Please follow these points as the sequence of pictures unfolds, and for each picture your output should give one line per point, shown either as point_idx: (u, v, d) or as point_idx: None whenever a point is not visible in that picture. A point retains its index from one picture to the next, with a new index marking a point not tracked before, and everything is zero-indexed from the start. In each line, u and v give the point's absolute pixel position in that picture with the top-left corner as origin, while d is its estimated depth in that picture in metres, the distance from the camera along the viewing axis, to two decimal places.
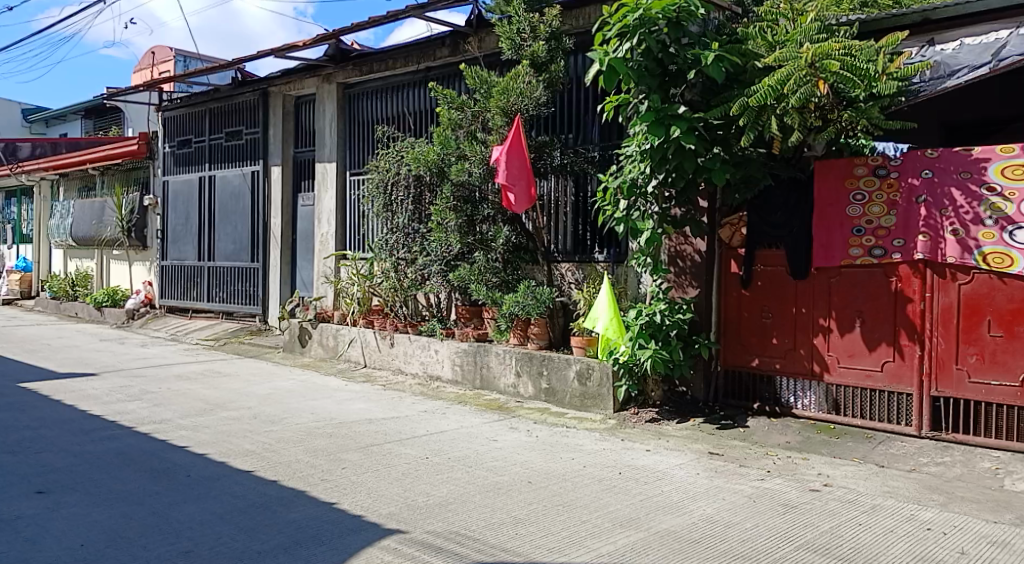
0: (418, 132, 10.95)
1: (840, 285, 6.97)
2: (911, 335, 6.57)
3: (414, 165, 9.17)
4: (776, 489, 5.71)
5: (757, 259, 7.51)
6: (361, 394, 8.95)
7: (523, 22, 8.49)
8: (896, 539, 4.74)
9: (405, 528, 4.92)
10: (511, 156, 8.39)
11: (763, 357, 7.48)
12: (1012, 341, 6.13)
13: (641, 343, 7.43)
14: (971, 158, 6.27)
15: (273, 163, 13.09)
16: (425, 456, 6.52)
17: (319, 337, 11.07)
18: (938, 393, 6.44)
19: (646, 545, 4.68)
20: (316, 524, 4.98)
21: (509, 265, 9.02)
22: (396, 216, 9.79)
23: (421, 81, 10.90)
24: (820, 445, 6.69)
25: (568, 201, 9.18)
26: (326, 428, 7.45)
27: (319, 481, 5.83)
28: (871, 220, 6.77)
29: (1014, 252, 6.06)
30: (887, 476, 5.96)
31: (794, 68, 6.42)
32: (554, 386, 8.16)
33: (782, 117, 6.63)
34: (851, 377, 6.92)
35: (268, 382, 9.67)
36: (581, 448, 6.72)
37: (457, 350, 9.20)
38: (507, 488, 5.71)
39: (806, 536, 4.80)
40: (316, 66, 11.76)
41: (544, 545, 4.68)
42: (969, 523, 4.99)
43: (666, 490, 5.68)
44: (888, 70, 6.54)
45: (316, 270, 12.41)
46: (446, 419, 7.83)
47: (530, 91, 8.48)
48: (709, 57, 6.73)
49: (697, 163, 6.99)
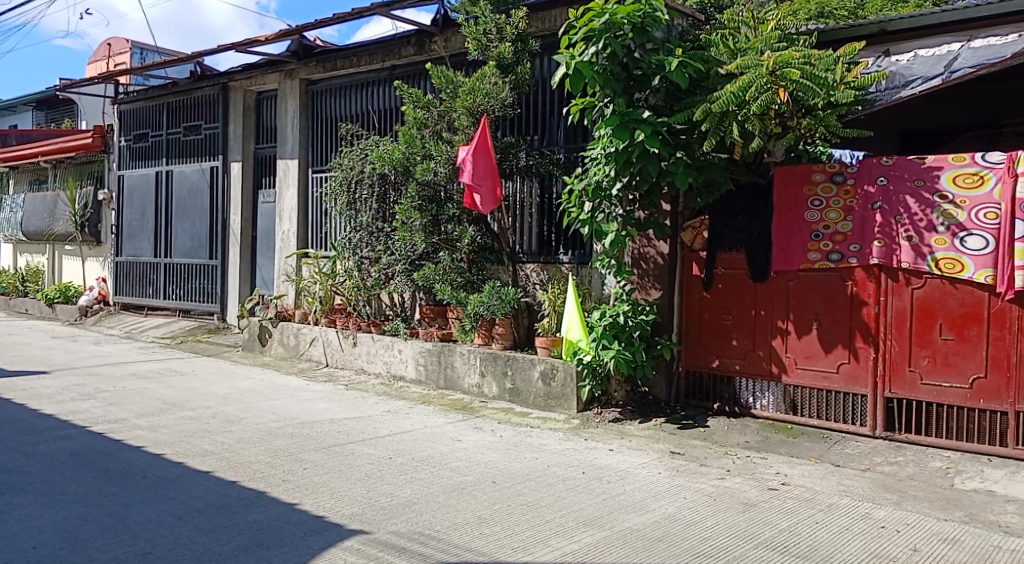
0: (383, 131, 10.89)
1: (798, 288, 7.12)
2: (866, 338, 6.74)
3: (379, 164, 9.14)
4: (735, 488, 5.80)
5: (718, 262, 7.62)
6: (323, 395, 8.86)
7: (489, 22, 8.52)
8: (851, 537, 4.86)
9: (368, 529, 4.89)
10: (477, 157, 8.38)
11: (723, 358, 7.60)
12: (963, 345, 6.30)
13: (604, 344, 7.49)
14: (924, 166, 6.43)
15: (233, 159, 12.92)
16: (389, 456, 6.49)
17: (279, 335, 10.94)
18: (892, 394, 6.62)
19: (609, 543, 4.73)
20: (278, 525, 4.92)
21: (474, 266, 9.04)
22: (359, 214, 9.73)
23: (386, 79, 10.83)
24: (779, 445, 6.82)
25: (533, 202, 9.22)
26: (287, 428, 7.37)
27: (281, 482, 5.77)
28: (829, 225, 6.92)
29: (965, 258, 6.23)
30: (842, 475, 6.10)
31: (756, 75, 6.54)
32: (518, 386, 8.18)
33: (743, 123, 6.73)
34: (808, 379, 7.07)
35: (228, 381, 9.53)
36: (545, 448, 6.75)
37: (421, 350, 9.16)
38: (471, 488, 5.71)
39: (765, 534, 4.90)
40: (279, 61, 11.62)
41: (509, 544, 4.70)
42: (921, 521, 5.13)
43: (629, 489, 5.74)
44: (845, 79, 6.73)
45: (277, 268, 12.27)
46: (409, 419, 7.80)
47: (497, 92, 8.50)
48: (673, 62, 6.84)
49: (661, 167, 7.04)
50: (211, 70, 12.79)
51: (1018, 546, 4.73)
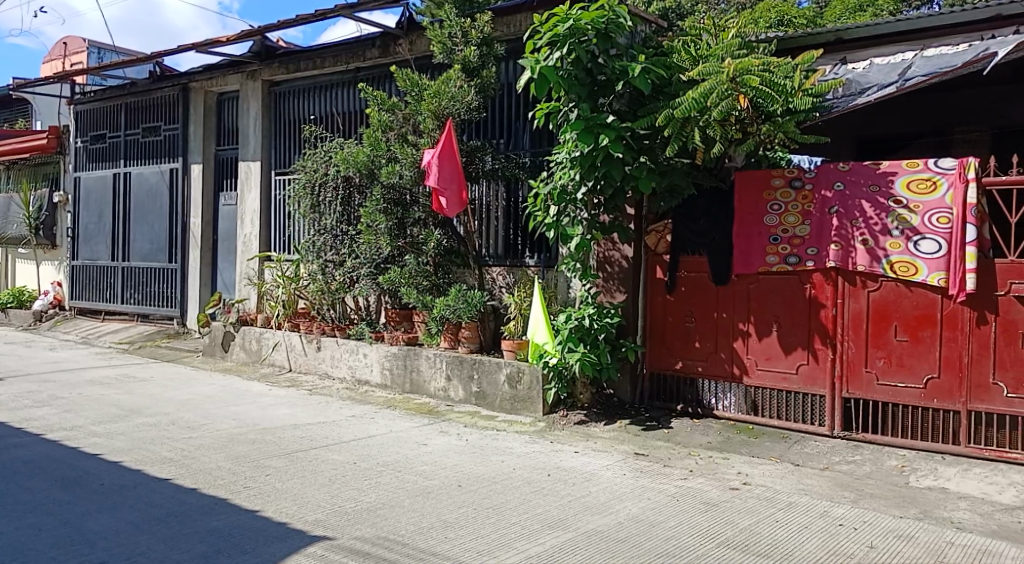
0: (348, 133, 10.84)
1: (758, 291, 7.25)
2: (824, 340, 6.89)
3: (344, 166, 9.11)
4: (698, 488, 5.89)
5: (682, 265, 7.72)
6: (286, 400, 8.77)
7: (455, 26, 8.56)
8: (810, 535, 4.96)
9: (332, 535, 4.87)
10: (443, 160, 8.38)
11: (687, 360, 7.71)
12: (917, 346, 6.47)
13: (570, 346, 7.53)
14: (879, 172, 6.59)
15: (193, 161, 12.73)
16: (353, 461, 6.46)
17: (241, 340, 10.83)
18: (849, 394, 6.79)
19: (574, 545, 4.77)
20: (239, 532, 4.88)
21: (440, 269, 9.04)
22: (323, 218, 9.67)
23: (350, 82, 10.79)
24: (740, 445, 6.93)
25: (500, 205, 9.24)
26: (249, 434, 7.29)
27: (242, 488, 5.71)
28: (787, 229, 7.06)
29: (919, 262, 6.39)
30: (802, 474, 6.23)
31: (716, 82, 6.62)
32: (484, 389, 8.20)
33: (704, 129, 6.88)
34: (769, 379, 7.20)
35: (188, 387, 9.39)
36: (511, 451, 6.78)
37: (386, 354, 9.12)
38: (436, 492, 5.72)
39: (726, 533, 4.98)
40: (240, 62, 11.49)
41: (474, 547, 4.72)
42: (877, 519, 5.26)
43: (594, 490, 5.79)
44: (803, 86, 6.84)
45: (238, 271, 12.11)
46: (375, 424, 7.77)
47: (463, 95, 8.51)
48: (636, 68, 6.92)
49: (625, 171, 7.14)
50: (171, 70, 12.57)
51: (970, 541, 4.88)
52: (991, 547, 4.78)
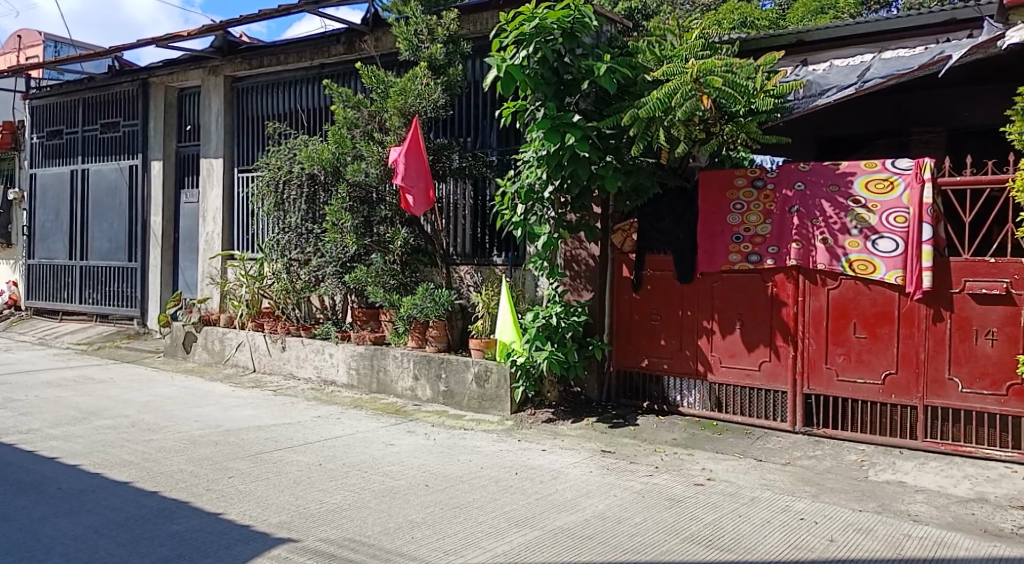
0: (312, 130, 10.76)
1: (722, 289, 7.35)
2: (786, 338, 7.01)
3: (308, 163, 9.05)
4: (663, 484, 5.97)
5: (647, 263, 7.80)
6: (250, 401, 8.67)
7: (420, 23, 8.54)
8: (772, 529, 5.06)
9: (297, 537, 4.84)
10: (409, 158, 8.36)
11: (652, 357, 7.79)
12: (875, 342, 6.61)
13: (537, 345, 7.56)
14: (839, 172, 6.72)
15: (153, 157, 12.52)
16: (318, 462, 6.42)
17: (203, 340, 10.69)
18: (810, 390, 6.92)
19: (540, 543, 4.81)
20: (202, 535, 4.83)
21: (407, 268, 9.00)
22: (288, 216, 9.58)
23: (314, 78, 10.72)
24: (704, 441, 7.03)
25: (467, 204, 9.25)
26: (212, 436, 7.20)
27: (204, 491, 5.64)
28: (749, 228, 7.16)
29: (877, 260, 6.53)
30: (764, 469, 6.34)
31: (681, 82, 6.72)
32: (452, 388, 8.20)
33: (669, 129, 6.90)
34: (732, 376, 7.31)
35: (148, 388, 9.24)
36: (478, 450, 6.80)
37: (353, 353, 9.07)
38: (403, 492, 5.71)
39: (690, 529, 5.06)
40: (202, 57, 11.30)
41: (440, 547, 4.73)
42: (837, 512, 5.38)
43: (560, 488, 5.84)
44: (765, 88, 6.97)
45: (200, 270, 11.93)
46: (341, 424, 7.72)
47: (429, 92, 8.49)
48: (602, 68, 6.97)
49: (591, 170, 7.20)
50: (130, 64, 12.32)
51: (926, 533, 5.01)
52: (946, 539, 4.92)
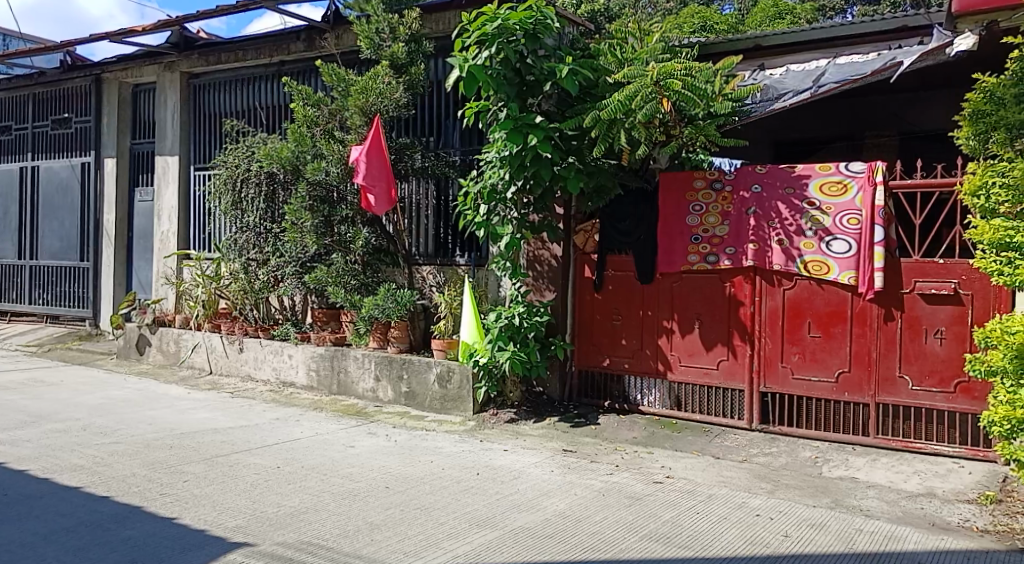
0: (271, 128, 10.65)
1: (681, 289, 7.45)
2: (743, 337, 7.14)
3: (267, 161, 8.95)
4: (623, 482, 6.04)
5: (608, 264, 7.87)
6: (206, 403, 8.55)
7: (382, 21, 8.51)
8: (728, 526, 5.15)
9: (253, 541, 4.79)
10: (370, 157, 8.33)
11: (614, 357, 7.87)
12: (829, 341, 6.77)
13: (500, 345, 7.57)
14: (794, 175, 6.86)
15: (106, 154, 12.26)
16: (276, 465, 6.36)
17: (159, 342, 10.52)
18: (766, 389, 7.05)
19: (500, 543, 4.83)
20: (155, 540, 4.76)
21: (369, 268, 8.95)
22: (245, 215, 9.45)
23: (273, 75, 10.61)
24: (664, 440, 7.11)
25: (429, 204, 9.23)
26: (166, 439, 7.08)
27: (158, 495, 5.55)
28: (707, 229, 7.27)
29: (831, 261, 6.68)
30: (722, 466, 6.45)
31: (641, 85, 6.79)
32: (414, 389, 8.19)
33: (630, 131, 6.95)
34: (691, 375, 7.42)
35: (101, 391, 9.05)
36: (440, 451, 6.80)
37: (313, 355, 8.99)
38: (363, 494, 5.69)
39: (649, 526, 5.13)
40: (157, 53, 11.09)
41: (400, 549, 4.72)
42: (792, 508, 5.50)
43: (521, 488, 5.87)
44: (723, 91, 7.08)
45: (155, 269, 11.71)
46: (300, 426, 7.66)
47: (391, 92, 8.45)
48: (564, 69, 7.02)
49: (553, 171, 7.25)
50: (81, 59, 12.03)
51: (877, 528, 5.15)
52: (896, 533, 5.07)
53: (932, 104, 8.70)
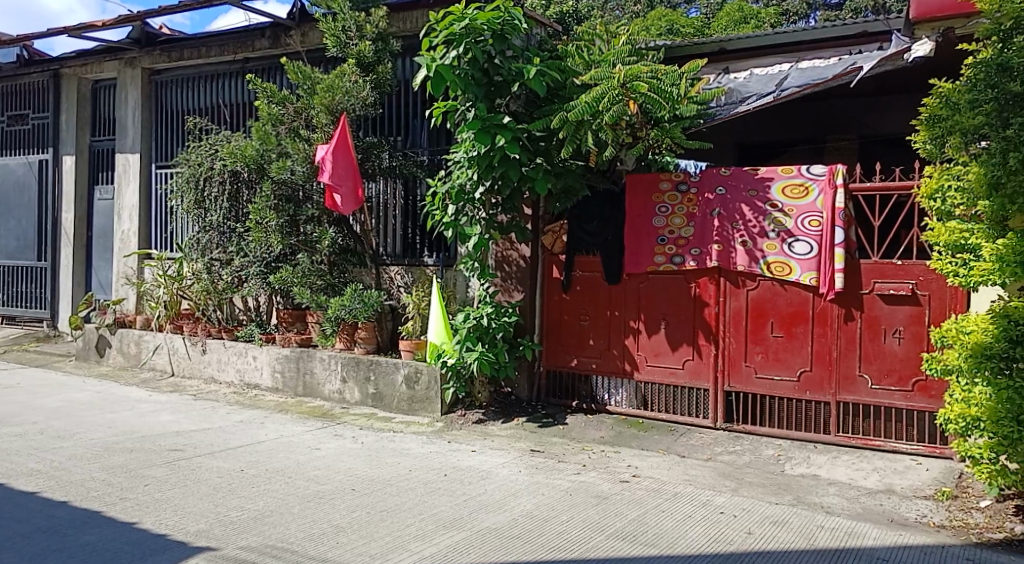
0: (235, 126, 10.53)
1: (648, 290, 7.53)
2: (708, 337, 7.23)
3: (230, 160, 8.88)
4: (590, 482, 6.09)
5: (576, 264, 7.92)
6: (167, 406, 8.42)
7: (349, 19, 8.46)
8: (693, 524, 5.22)
9: (216, 545, 4.75)
10: (337, 155, 8.29)
11: (581, 357, 7.92)
12: (791, 341, 6.89)
13: (468, 345, 7.60)
14: (757, 177, 6.96)
15: (65, 152, 12.01)
16: (240, 468, 6.30)
17: (119, 344, 10.34)
18: (730, 388, 7.16)
19: (467, 544, 4.85)
20: (115, 546, 4.69)
21: (335, 269, 8.91)
22: (208, 214, 9.34)
23: (237, 72, 10.47)
24: (631, 439, 7.19)
25: (397, 203, 9.20)
26: (126, 443, 6.97)
27: (118, 500, 5.47)
28: (673, 230, 7.35)
29: (793, 262, 6.80)
30: (687, 465, 6.53)
31: (608, 87, 6.84)
32: (381, 390, 8.16)
33: (597, 132, 7.00)
34: (657, 375, 7.50)
35: (59, 394, 8.87)
36: (408, 452, 6.79)
37: (278, 356, 8.91)
38: (329, 497, 5.66)
39: (615, 525, 5.18)
40: (118, 49, 10.88)
41: (366, 551, 4.71)
42: (755, 506, 5.60)
43: (489, 489, 5.89)
44: (689, 94, 7.21)
45: (115, 269, 11.50)
46: (264, 428, 7.58)
47: (357, 90, 8.40)
48: (531, 70, 7.03)
49: (521, 172, 7.27)
50: (39, 54, 11.75)
51: (837, 524, 5.26)
52: (856, 529, 5.18)
53: (891, 108, 8.89)
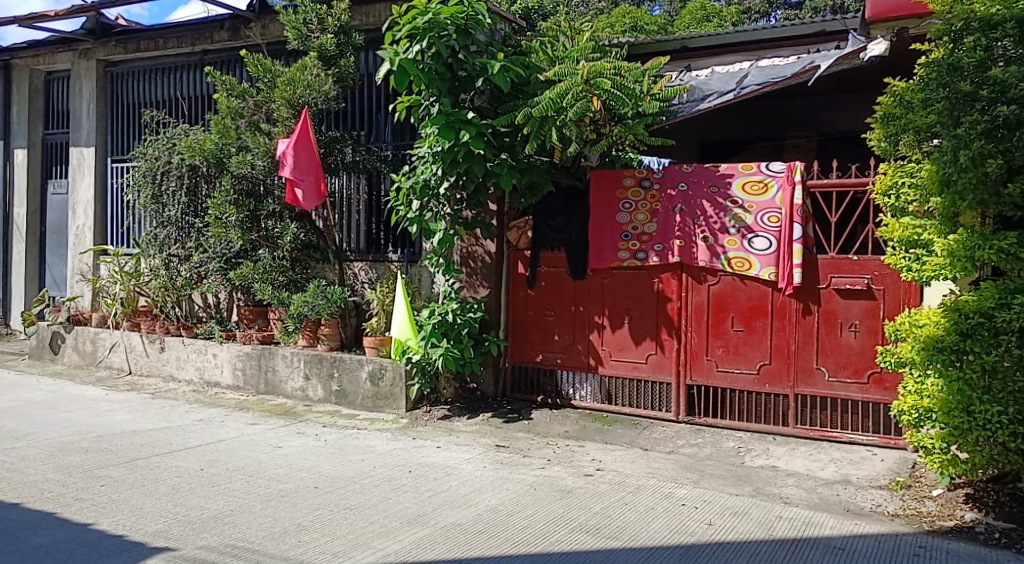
0: (193, 119, 10.31)
1: (611, 285, 7.60)
2: (670, 331, 7.33)
3: (188, 154, 8.75)
4: (554, 476, 6.14)
5: (541, 260, 7.96)
6: (124, 405, 8.28)
7: (310, 12, 8.37)
8: (655, 516, 5.30)
9: (175, 545, 4.70)
10: (298, 148, 8.20)
11: (546, 352, 7.97)
12: (751, 335, 7.01)
13: (433, 341, 7.61)
14: (718, 174, 7.06)
15: (17, 145, 11.71)
16: (199, 467, 6.22)
17: (73, 342, 10.14)
18: (692, 382, 7.27)
19: (431, 540, 4.86)
20: (70, 548, 4.61)
21: (297, 265, 8.86)
22: (166, 209, 9.20)
23: (196, 65, 10.29)
24: (595, 433, 7.26)
25: (361, 199, 9.14)
26: (82, 442, 6.84)
27: (73, 501, 5.37)
28: (637, 226, 7.42)
29: (752, 258, 6.91)
30: (650, 458, 6.63)
31: (572, 83, 6.93)
32: (345, 387, 8.13)
33: (561, 128, 7.04)
34: (621, 369, 7.58)
35: (12, 393, 8.67)
36: (372, 450, 6.77)
37: (239, 354, 8.80)
38: (292, 495, 5.63)
39: (579, 519, 5.24)
40: (71, 39, 10.64)
41: (329, 549, 4.70)
42: (716, 497, 5.70)
43: (453, 485, 5.90)
44: (651, 91, 7.25)
45: (70, 265, 11.25)
46: (225, 427, 7.50)
47: (319, 84, 8.31)
48: (495, 66, 7.04)
49: (486, 168, 7.26)
50: None
51: (795, 514, 5.38)
52: (813, 519, 5.30)
53: (847, 107, 9.08)
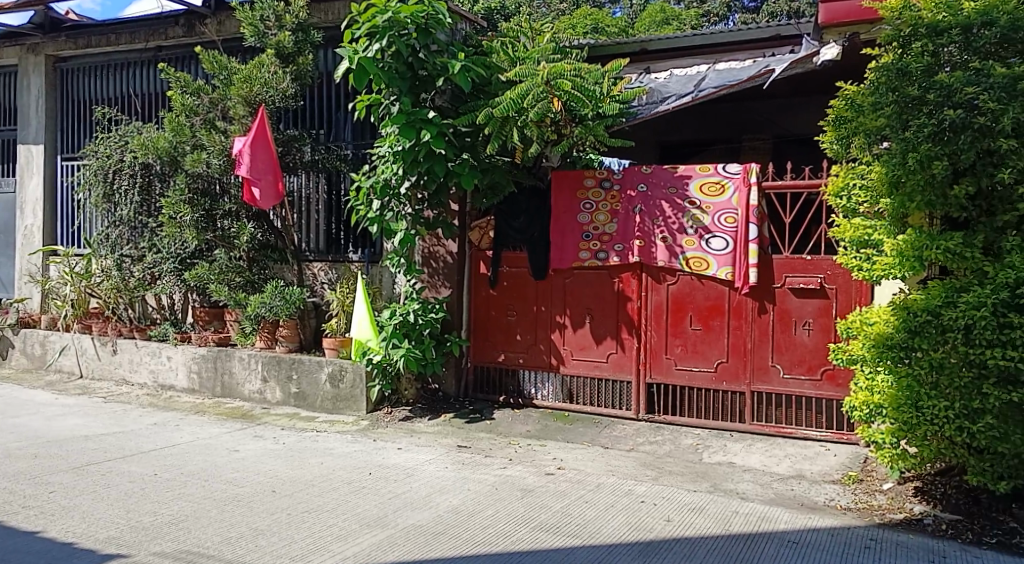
0: (145, 117, 10.16)
1: (573, 285, 7.66)
2: (631, 330, 7.42)
3: (142, 152, 8.58)
4: (515, 475, 6.18)
5: (503, 260, 8.00)
6: (75, 409, 8.10)
7: (267, 8, 8.26)
8: (614, 513, 5.37)
9: (128, 552, 4.62)
10: (255, 146, 8.07)
11: (509, 352, 8.01)
12: (709, 334, 7.13)
13: (394, 343, 7.59)
14: (676, 175, 7.16)
15: None
16: (153, 472, 6.12)
17: (21, 345, 9.88)
18: (652, 380, 7.36)
19: (391, 541, 4.86)
20: (17, 557, 4.50)
21: (255, 265, 8.74)
22: (118, 208, 9.02)
23: (149, 61, 10.09)
24: (556, 432, 7.32)
25: (320, 198, 9.05)
26: (30, 448, 6.68)
27: (21, 508, 5.25)
28: (597, 227, 7.49)
29: (710, 257, 7.03)
30: (610, 456, 6.70)
31: (532, 84, 6.95)
32: (304, 390, 8.06)
33: (522, 129, 7.08)
34: (583, 368, 7.65)
35: None
36: (332, 452, 6.73)
37: (194, 356, 8.67)
38: (249, 499, 5.57)
39: (539, 517, 5.28)
40: (18, 34, 10.36)
41: (287, 553, 4.67)
42: (674, 494, 5.79)
43: (415, 485, 5.90)
44: (611, 93, 7.33)
45: (17, 266, 10.96)
46: (180, 431, 7.38)
47: (276, 82, 8.24)
48: (456, 66, 7.04)
49: (447, 167, 7.24)
50: None
51: (752, 509, 5.50)
52: (769, 514, 5.43)
53: (801, 110, 9.27)
